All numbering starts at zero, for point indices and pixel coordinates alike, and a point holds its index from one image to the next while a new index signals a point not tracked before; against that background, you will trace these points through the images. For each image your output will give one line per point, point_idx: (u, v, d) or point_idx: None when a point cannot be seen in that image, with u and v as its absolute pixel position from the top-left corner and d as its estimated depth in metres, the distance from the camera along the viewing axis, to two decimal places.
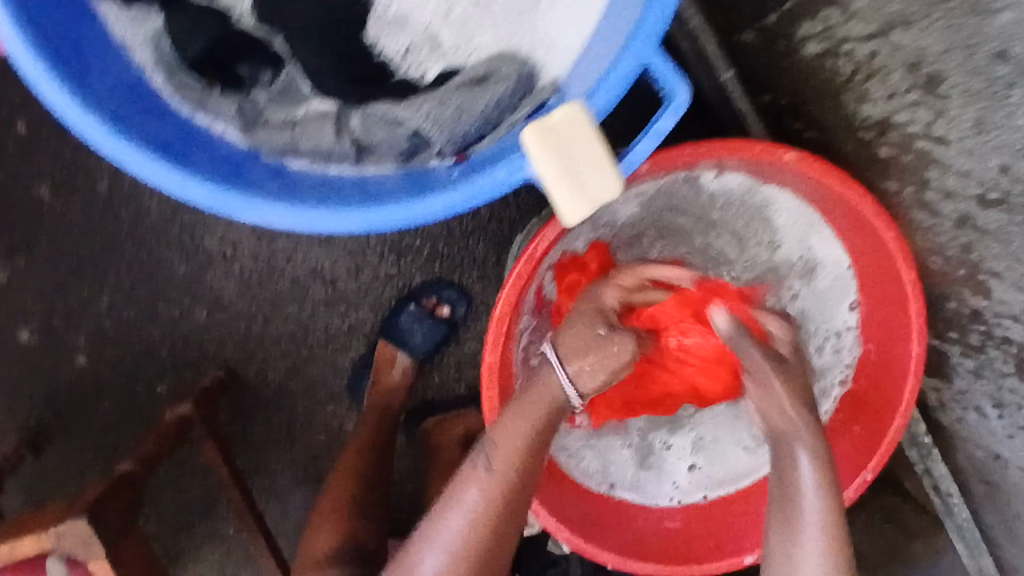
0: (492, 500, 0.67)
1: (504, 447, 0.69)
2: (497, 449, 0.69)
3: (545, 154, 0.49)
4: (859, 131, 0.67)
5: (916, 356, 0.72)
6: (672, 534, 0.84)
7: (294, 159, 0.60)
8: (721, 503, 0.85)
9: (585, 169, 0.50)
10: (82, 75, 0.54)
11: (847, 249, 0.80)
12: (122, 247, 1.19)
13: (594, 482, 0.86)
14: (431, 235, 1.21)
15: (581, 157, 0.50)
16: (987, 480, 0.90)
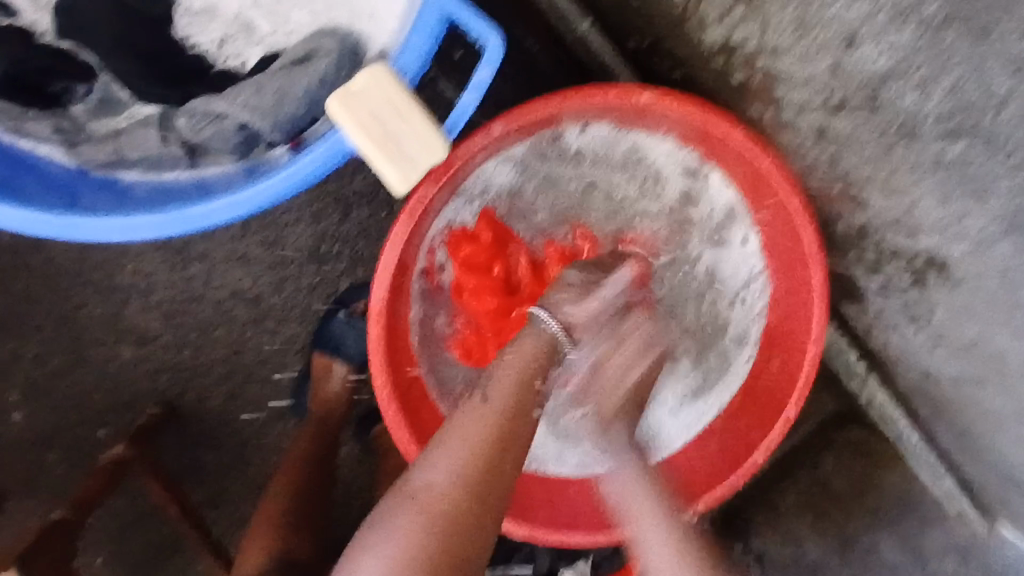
0: (493, 425, 0.59)
1: (507, 379, 0.62)
2: (499, 379, 0.62)
3: (352, 121, 0.50)
4: (710, 58, 0.68)
5: (818, 280, 0.70)
6: (607, 502, 0.83)
7: (124, 169, 0.60)
8: None
9: (402, 131, 0.52)
10: None
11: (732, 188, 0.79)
12: (36, 296, 1.15)
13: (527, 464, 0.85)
14: (350, 236, 1.16)
15: (392, 119, 0.51)
16: (929, 397, 0.88)
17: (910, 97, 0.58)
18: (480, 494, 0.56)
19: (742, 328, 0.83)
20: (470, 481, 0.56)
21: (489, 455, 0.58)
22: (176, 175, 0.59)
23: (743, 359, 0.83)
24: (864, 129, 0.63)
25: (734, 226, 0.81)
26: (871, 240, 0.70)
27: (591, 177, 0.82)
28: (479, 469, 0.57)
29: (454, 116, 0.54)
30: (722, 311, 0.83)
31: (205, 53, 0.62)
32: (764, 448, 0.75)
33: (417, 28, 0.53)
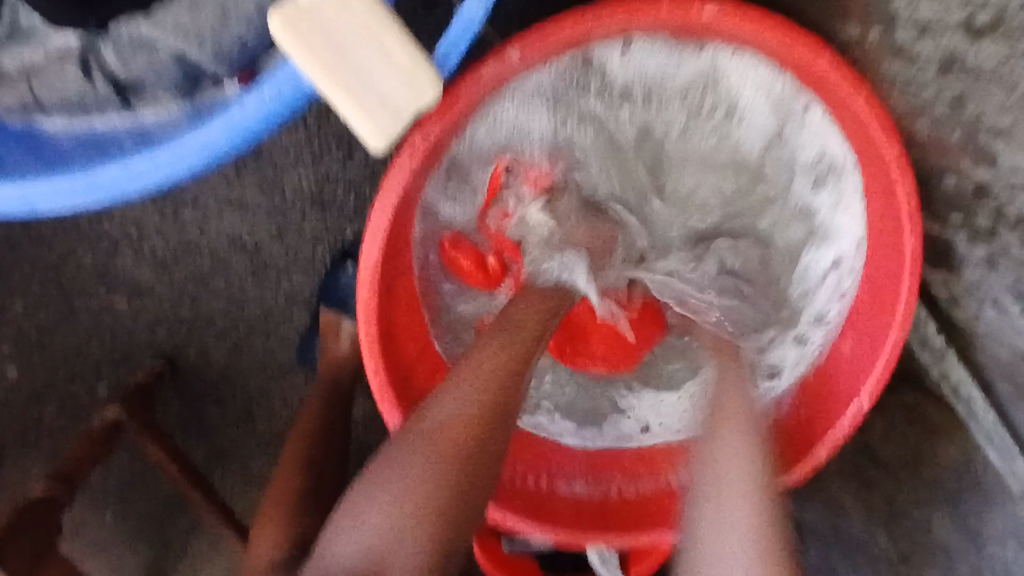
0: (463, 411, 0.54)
1: (480, 360, 0.58)
2: (470, 366, 0.58)
3: (298, 44, 0.38)
4: None
5: (910, 249, 0.57)
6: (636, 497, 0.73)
7: (46, 116, 0.48)
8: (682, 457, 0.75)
9: (369, 57, 0.40)
10: None
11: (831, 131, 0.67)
12: (23, 241, 1.06)
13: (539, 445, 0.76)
14: (355, 179, 1.03)
15: (357, 41, 0.39)
16: (1019, 382, 0.75)
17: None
18: (440, 488, 0.51)
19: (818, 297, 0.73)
20: (432, 468, 0.51)
21: (458, 447, 0.52)
22: (112, 122, 0.48)
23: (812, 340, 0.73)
24: None
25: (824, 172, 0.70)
26: (986, 202, 0.55)
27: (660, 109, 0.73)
28: (444, 459, 0.52)
29: (457, 31, 0.42)
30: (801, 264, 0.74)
31: None
32: (829, 443, 0.64)
33: None
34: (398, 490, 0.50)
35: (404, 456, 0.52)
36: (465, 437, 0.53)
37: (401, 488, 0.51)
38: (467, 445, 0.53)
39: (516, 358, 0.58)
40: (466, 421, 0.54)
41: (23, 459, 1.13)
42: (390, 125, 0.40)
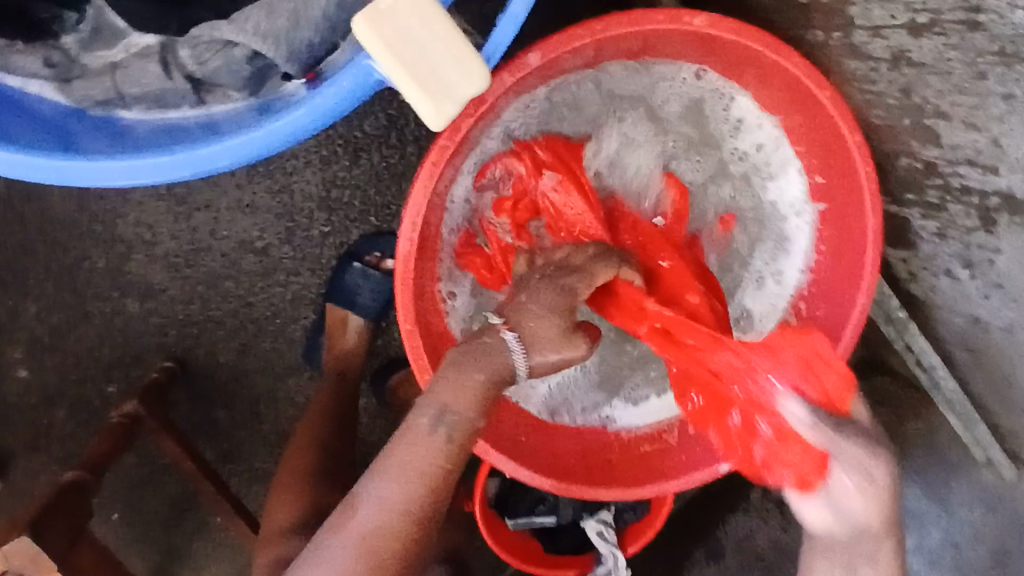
0: (433, 461, 0.58)
1: (455, 395, 0.59)
2: (444, 402, 0.59)
3: (378, 42, 0.44)
4: None
5: (873, 223, 0.66)
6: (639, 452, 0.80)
7: (127, 109, 0.55)
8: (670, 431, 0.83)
9: (433, 50, 0.46)
10: None
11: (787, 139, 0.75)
12: (34, 248, 1.10)
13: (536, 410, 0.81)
14: (361, 181, 1.09)
15: (424, 38, 0.45)
16: (970, 348, 0.84)
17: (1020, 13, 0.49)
18: (415, 528, 0.57)
19: (765, 304, 0.81)
20: (407, 511, 0.57)
21: (432, 489, 0.58)
22: (186, 115, 0.54)
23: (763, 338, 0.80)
24: (950, 53, 0.55)
25: (759, 175, 0.79)
26: (936, 178, 0.64)
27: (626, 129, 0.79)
28: (415, 509, 0.57)
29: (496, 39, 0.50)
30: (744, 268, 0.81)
31: None
32: None
33: None
34: (382, 538, 0.56)
35: (379, 498, 0.57)
36: (440, 478, 0.58)
37: (377, 534, 0.56)
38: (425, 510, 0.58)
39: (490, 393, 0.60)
40: (424, 483, 0.58)
41: (33, 464, 1.16)
42: (452, 109, 0.47)
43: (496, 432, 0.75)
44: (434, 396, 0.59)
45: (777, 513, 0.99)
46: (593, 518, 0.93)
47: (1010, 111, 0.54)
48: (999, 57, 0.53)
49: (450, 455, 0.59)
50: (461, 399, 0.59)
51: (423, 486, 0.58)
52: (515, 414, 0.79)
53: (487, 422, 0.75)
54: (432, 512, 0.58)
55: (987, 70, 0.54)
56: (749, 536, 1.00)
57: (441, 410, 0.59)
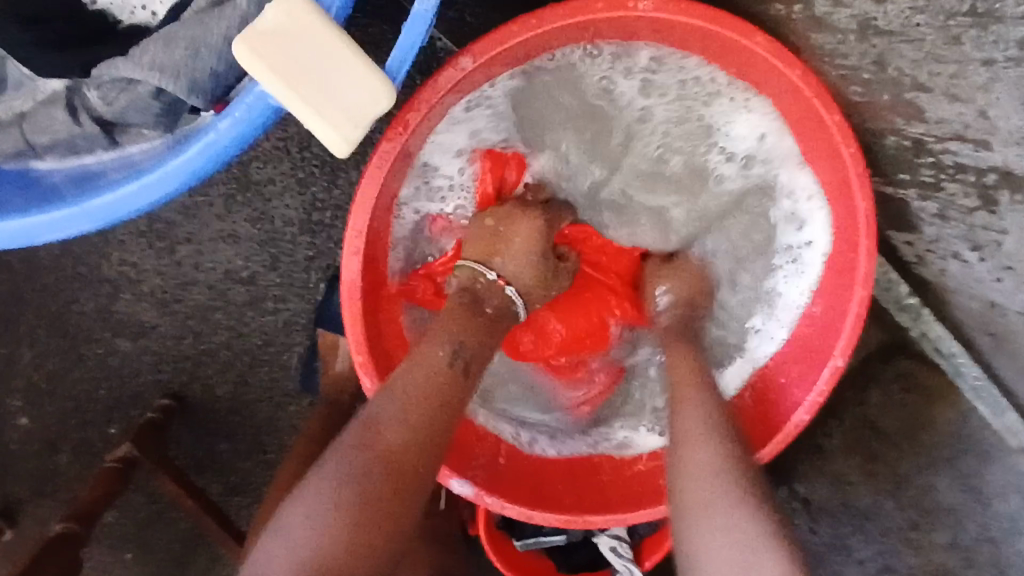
0: (441, 386, 0.59)
1: (453, 333, 0.62)
2: (446, 339, 0.62)
3: (261, 65, 0.42)
4: None
5: (863, 210, 0.60)
6: (635, 472, 0.75)
7: (41, 158, 0.52)
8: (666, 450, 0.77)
9: (326, 69, 0.43)
10: None
11: (762, 112, 0.69)
12: (23, 295, 1.09)
13: (525, 431, 0.78)
14: (339, 202, 1.05)
15: (313, 57, 0.42)
16: (991, 332, 0.78)
17: None
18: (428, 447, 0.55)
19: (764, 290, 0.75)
20: (420, 423, 0.56)
21: (440, 410, 0.58)
22: (102, 159, 0.51)
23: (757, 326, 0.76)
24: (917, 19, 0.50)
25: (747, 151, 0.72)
26: (926, 157, 0.59)
27: (610, 127, 0.74)
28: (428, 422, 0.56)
29: (404, 44, 0.44)
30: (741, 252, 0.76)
31: (107, 8, 0.55)
32: (808, 404, 0.66)
33: None
34: (392, 447, 0.54)
35: (394, 414, 0.55)
36: (444, 402, 0.58)
37: (396, 446, 0.54)
38: (435, 431, 0.56)
39: (481, 335, 0.64)
40: (433, 408, 0.57)
41: (40, 511, 1.13)
42: (351, 129, 0.43)
43: (472, 464, 0.71)
44: (436, 336, 0.61)
45: (804, 514, 0.95)
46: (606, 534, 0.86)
47: (993, 78, 0.49)
48: (971, 18, 0.47)
49: (457, 382, 0.60)
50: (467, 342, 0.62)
51: (432, 402, 0.57)
52: (494, 445, 0.75)
53: (468, 456, 0.71)
54: (440, 435, 0.57)
55: (959, 33, 0.48)
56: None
57: (452, 342, 0.62)
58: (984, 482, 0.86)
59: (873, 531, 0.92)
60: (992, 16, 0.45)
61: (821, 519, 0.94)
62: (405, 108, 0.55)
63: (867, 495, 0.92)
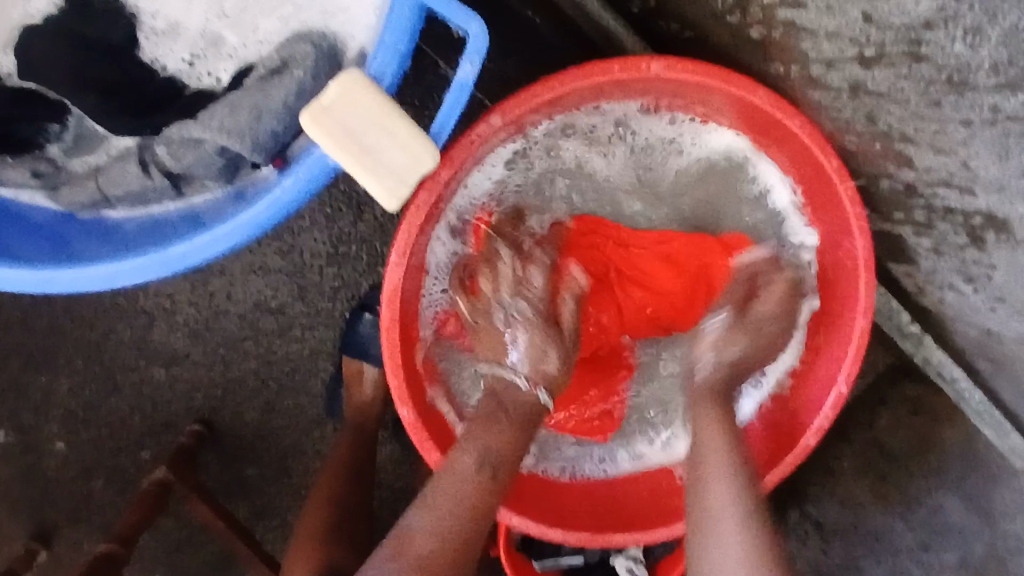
0: (470, 484, 0.61)
1: (486, 435, 0.64)
2: (479, 440, 0.64)
3: (328, 136, 0.47)
4: (724, 16, 0.63)
5: (863, 248, 0.64)
6: (655, 491, 0.78)
7: (115, 209, 0.58)
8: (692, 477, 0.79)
9: (382, 140, 0.48)
10: None
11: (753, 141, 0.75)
12: (63, 326, 1.14)
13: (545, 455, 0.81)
14: (365, 236, 1.09)
15: (371, 129, 0.48)
16: (991, 357, 0.82)
17: (958, 45, 0.51)
18: (455, 549, 0.58)
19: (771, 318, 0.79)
20: (448, 526, 0.59)
21: (470, 511, 0.60)
22: (170, 209, 0.57)
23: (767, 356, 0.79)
24: (901, 82, 0.57)
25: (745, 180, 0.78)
26: (919, 199, 0.66)
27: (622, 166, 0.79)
28: (459, 519, 0.59)
29: (443, 115, 0.50)
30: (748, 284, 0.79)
31: (176, 74, 0.61)
32: (816, 428, 0.69)
33: (386, 18, 0.49)
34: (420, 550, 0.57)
35: (417, 521, 0.59)
36: (470, 500, 0.60)
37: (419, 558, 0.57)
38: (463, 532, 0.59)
39: (522, 428, 0.66)
40: (461, 509, 0.60)
41: (74, 534, 1.16)
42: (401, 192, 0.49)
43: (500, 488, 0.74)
44: (467, 435, 0.65)
45: (816, 535, 0.98)
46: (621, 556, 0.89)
47: (971, 134, 0.57)
48: (949, 85, 0.55)
49: (490, 476, 0.62)
50: (489, 438, 0.64)
51: (459, 497, 0.60)
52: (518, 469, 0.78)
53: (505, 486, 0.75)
54: (469, 536, 0.59)
55: (940, 99, 0.56)
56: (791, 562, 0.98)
57: (474, 440, 0.64)
58: (992, 502, 0.91)
59: (885, 552, 0.96)
60: (967, 85, 0.54)
61: (833, 541, 0.98)
62: (440, 159, 0.60)
63: (877, 516, 0.96)
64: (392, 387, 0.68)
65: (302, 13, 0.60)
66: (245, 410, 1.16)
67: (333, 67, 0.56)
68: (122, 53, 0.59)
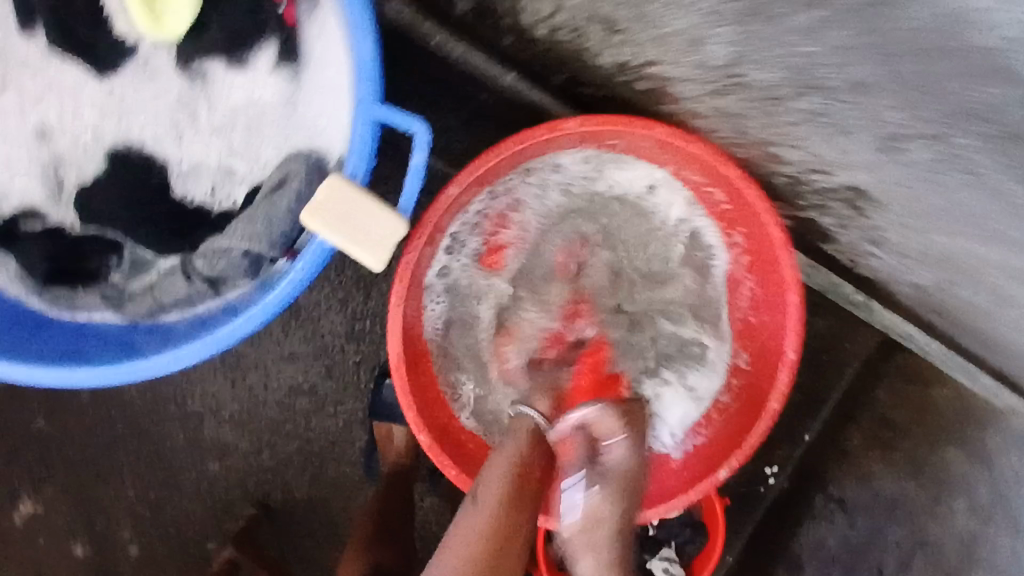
0: (506, 473, 0.66)
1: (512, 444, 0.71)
2: (506, 449, 0.70)
3: (323, 225, 0.62)
4: (613, 75, 0.73)
5: (777, 234, 0.76)
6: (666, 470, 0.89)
7: (165, 313, 0.72)
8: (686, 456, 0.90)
9: (363, 221, 0.62)
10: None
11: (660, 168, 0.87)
12: (123, 440, 1.25)
13: None
14: (375, 311, 1.21)
15: (355, 212, 0.62)
16: (941, 312, 0.91)
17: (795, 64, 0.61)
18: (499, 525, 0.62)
19: (715, 309, 0.91)
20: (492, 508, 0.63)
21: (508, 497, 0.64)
22: (208, 307, 0.71)
23: (722, 340, 0.91)
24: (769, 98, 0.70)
25: (667, 202, 0.90)
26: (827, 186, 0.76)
27: (566, 211, 0.91)
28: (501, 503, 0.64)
29: (407, 193, 0.63)
30: (692, 284, 0.91)
31: (204, 203, 0.75)
32: (777, 392, 0.80)
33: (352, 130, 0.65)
34: (471, 531, 0.61)
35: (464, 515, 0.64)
36: (511, 483, 0.66)
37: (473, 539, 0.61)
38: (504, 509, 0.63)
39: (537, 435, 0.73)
40: (502, 490, 0.65)
41: None
42: (385, 254, 0.62)
43: None
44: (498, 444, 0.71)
45: (841, 512, 1.08)
46: (658, 558, 1.06)
47: None
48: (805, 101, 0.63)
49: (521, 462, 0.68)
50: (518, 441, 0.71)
51: (497, 484, 0.66)
52: None
53: None
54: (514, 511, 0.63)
55: None
56: (821, 542, 1.08)
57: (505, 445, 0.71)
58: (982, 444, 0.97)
59: (901, 513, 1.06)
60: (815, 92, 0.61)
61: (857, 514, 1.07)
62: (412, 231, 0.75)
63: (887, 482, 1.07)
64: (405, 415, 0.79)
65: (289, 135, 0.74)
66: (295, 488, 1.26)
67: (321, 174, 0.71)
68: (161, 196, 0.74)
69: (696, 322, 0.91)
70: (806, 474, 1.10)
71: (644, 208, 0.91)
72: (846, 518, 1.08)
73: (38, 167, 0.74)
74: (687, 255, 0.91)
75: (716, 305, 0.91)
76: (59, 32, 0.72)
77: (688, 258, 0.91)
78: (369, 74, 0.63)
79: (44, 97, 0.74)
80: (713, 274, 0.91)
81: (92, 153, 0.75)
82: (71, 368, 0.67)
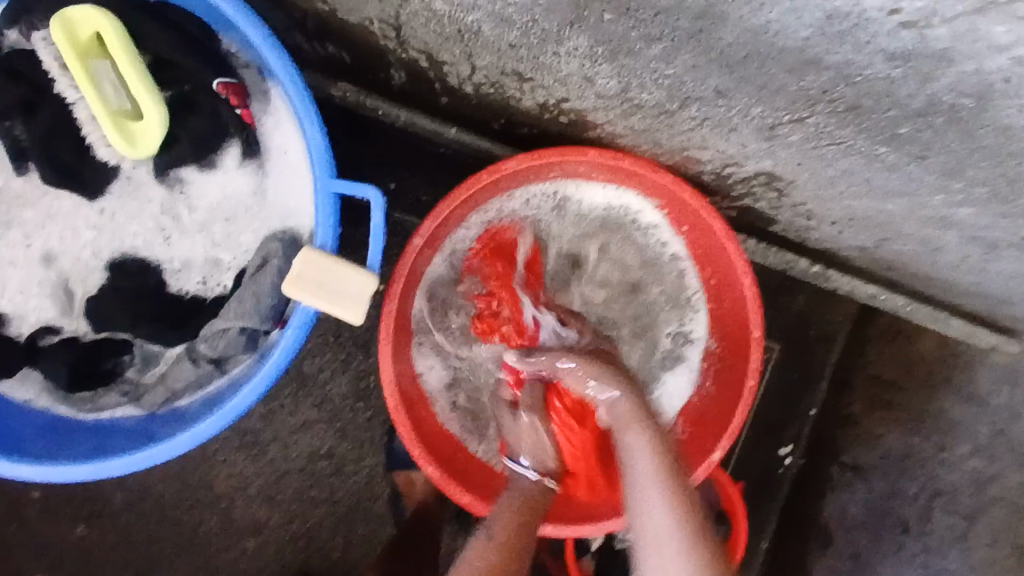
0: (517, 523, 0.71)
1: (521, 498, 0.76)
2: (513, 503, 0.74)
3: (303, 292, 0.69)
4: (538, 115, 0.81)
5: (719, 227, 0.83)
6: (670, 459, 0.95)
7: (180, 399, 0.82)
8: (683, 443, 0.96)
9: (336, 281, 0.70)
10: (25, 446, 0.78)
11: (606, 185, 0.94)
12: (160, 533, 1.30)
13: None
14: (376, 366, 1.28)
15: (327, 276, 0.70)
16: (895, 270, 0.97)
17: None
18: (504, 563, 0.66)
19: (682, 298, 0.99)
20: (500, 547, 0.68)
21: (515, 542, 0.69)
22: (217, 385, 0.81)
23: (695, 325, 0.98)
24: None
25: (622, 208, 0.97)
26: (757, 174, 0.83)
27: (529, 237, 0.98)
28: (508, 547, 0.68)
29: (373, 253, 0.71)
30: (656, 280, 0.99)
31: (197, 293, 0.83)
32: (750, 370, 0.86)
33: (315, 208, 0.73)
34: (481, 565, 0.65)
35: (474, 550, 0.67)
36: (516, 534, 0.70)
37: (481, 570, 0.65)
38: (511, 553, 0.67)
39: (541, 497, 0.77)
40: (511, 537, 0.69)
41: None
42: (361, 307, 0.70)
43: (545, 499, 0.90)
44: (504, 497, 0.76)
45: (857, 479, 1.10)
46: None
47: None
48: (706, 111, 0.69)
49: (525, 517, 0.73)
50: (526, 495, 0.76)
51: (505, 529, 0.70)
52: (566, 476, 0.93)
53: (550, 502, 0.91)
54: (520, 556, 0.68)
55: None
56: (843, 510, 1.10)
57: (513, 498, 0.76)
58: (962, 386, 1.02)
59: (911, 466, 1.07)
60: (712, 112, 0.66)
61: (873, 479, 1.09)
62: (388, 293, 0.82)
63: (890, 438, 1.09)
64: (414, 455, 0.85)
65: (264, 220, 0.83)
66: (330, 551, 1.30)
67: (297, 248, 0.80)
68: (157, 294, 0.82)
69: (664, 314, 0.99)
70: (818, 448, 1.15)
71: (601, 219, 0.98)
72: (863, 484, 1.10)
73: (43, 288, 0.82)
74: (647, 254, 0.99)
75: (680, 297, 0.98)
76: (47, 163, 0.79)
77: (649, 257, 0.99)
78: (320, 158, 0.71)
79: (45, 226, 0.82)
80: (674, 266, 0.98)
81: (92, 266, 0.83)
82: (102, 461, 0.75)
